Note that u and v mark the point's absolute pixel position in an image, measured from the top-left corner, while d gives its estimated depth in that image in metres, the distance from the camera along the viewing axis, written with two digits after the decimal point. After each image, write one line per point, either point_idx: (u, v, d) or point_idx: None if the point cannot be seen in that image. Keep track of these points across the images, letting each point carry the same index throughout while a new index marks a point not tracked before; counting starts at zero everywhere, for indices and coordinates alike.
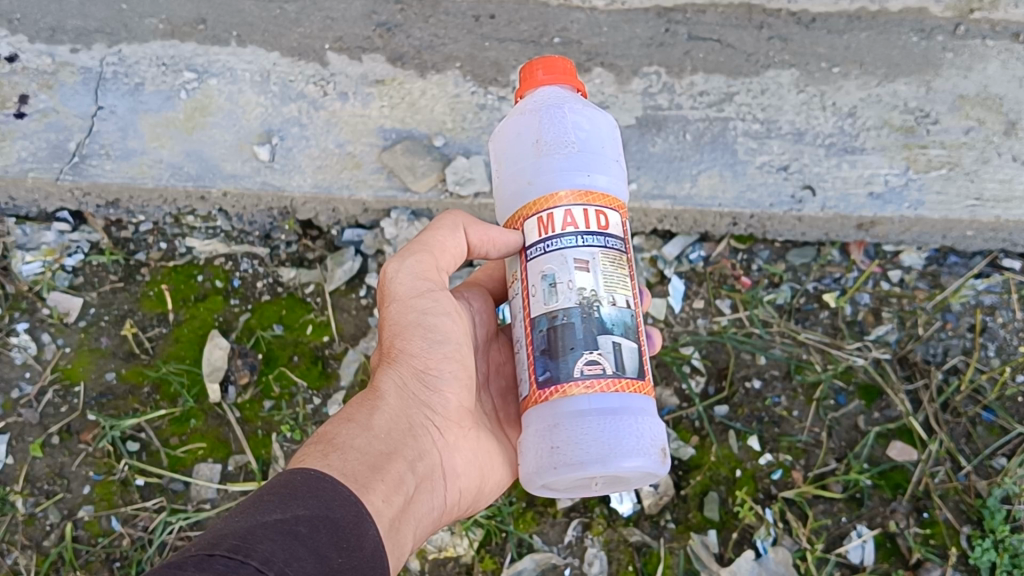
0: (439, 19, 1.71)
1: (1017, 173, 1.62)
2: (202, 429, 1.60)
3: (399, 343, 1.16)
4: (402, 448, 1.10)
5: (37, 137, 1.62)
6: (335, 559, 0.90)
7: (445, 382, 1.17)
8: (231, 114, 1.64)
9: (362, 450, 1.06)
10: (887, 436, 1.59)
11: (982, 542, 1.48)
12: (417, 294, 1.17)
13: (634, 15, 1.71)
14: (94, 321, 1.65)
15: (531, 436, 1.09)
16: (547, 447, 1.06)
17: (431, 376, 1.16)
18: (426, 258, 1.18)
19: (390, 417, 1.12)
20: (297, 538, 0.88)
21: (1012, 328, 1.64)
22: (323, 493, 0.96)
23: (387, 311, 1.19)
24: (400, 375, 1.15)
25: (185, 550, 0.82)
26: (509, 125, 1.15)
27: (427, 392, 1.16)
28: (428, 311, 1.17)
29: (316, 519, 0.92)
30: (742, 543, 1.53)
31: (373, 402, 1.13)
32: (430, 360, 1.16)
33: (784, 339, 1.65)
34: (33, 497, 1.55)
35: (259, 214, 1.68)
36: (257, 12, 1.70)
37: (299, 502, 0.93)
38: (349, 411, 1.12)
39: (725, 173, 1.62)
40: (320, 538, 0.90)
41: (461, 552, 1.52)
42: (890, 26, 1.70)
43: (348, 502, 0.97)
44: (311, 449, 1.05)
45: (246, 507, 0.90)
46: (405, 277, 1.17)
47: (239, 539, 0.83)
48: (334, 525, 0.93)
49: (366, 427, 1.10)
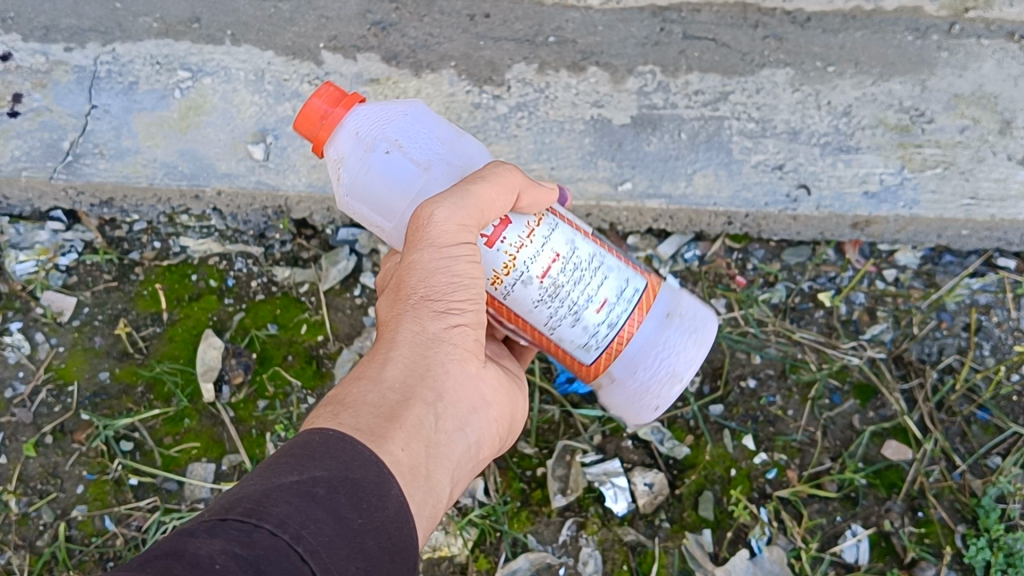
0: (434, 18, 1.70)
1: (1012, 172, 1.62)
2: (196, 429, 1.59)
3: (422, 288, 1.09)
4: (419, 390, 1.05)
5: (31, 136, 1.62)
6: (355, 520, 0.87)
7: (467, 319, 1.10)
8: (225, 113, 1.64)
9: (375, 404, 1.01)
10: (883, 436, 1.59)
11: (976, 541, 1.48)
12: (449, 243, 1.07)
13: (629, 14, 1.70)
14: (88, 320, 1.64)
15: (680, 302, 1.29)
16: (694, 300, 1.32)
17: (449, 317, 1.09)
18: (472, 208, 1.08)
19: (406, 363, 1.06)
20: (314, 500, 0.85)
21: (1006, 328, 1.64)
22: (344, 454, 0.92)
23: (413, 254, 1.09)
24: (415, 321, 1.09)
25: (201, 515, 0.83)
26: (412, 111, 1.21)
27: (447, 333, 1.09)
28: (456, 254, 1.08)
29: (334, 479, 0.88)
30: (737, 542, 1.54)
31: (383, 352, 1.07)
32: (452, 299, 1.09)
33: (779, 338, 1.64)
34: (27, 497, 1.55)
35: (254, 214, 1.68)
36: (252, 11, 1.69)
37: (317, 463, 0.89)
38: (361, 365, 1.06)
39: (720, 172, 1.62)
40: (338, 499, 0.87)
41: (456, 551, 1.52)
42: (885, 25, 1.69)
43: (369, 461, 0.93)
44: (322, 409, 1.00)
45: (262, 470, 0.88)
46: (444, 224, 1.06)
47: (253, 502, 0.83)
48: (355, 485, 0.89)
49: (379, 378, 1.04)
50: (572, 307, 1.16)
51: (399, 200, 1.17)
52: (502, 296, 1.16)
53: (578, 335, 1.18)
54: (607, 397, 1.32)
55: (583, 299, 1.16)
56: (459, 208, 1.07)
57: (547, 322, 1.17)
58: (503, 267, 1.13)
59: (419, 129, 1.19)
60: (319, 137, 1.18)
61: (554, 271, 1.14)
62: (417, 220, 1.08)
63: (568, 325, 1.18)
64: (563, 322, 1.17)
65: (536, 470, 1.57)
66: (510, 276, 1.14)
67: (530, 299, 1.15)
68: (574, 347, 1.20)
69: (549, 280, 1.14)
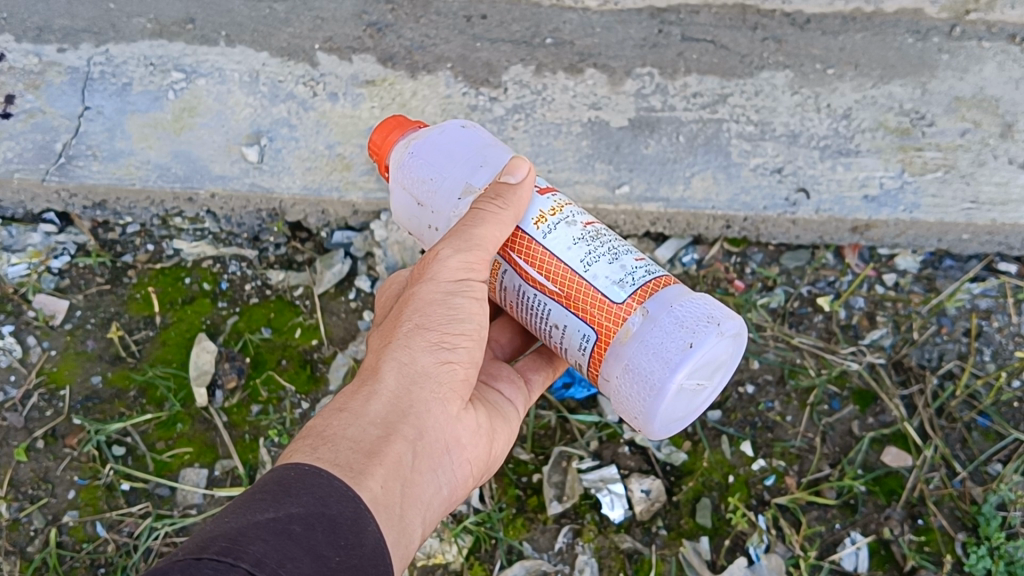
0: (430, 18, 1.69)
1: (1014, 175, 1.60)
2: (189, 433, 1.58)
3: (415, 319, 1.09)
4: (400, 427, 1.04)
5: (24, 137, 1.61)
6: (333, 558, 0.86)
7: (458, 358, 1.10)
8: (219, 114, 1.63)
9: (354, 438, 1.00)
10: (882, 442, 1.57)
11: (977, 549, 1.46)
12: (453, 282, 1.10)
13: (628, 15, 1.69)
14: (81, 324, 1.63)
15: None
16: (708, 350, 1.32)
17: (441, 352, 1.08)
18: (478, 253, 1.09)
19: (389, 399, 1.05)
20: (291, 537, 0.84)
21: (1008, 333, 1.63)
22: (319, 489, 0.92)
23: (415, 286, 1.11)
24: (408, 351, 1.08)
25: (172, 555, 0.79)
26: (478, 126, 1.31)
27: (439, 368, 1.08)
28: (458, 292, 1.10)
29: (311, 516, 0.88)
30: (735, 549, 1.51)
31: (370, 384, 1.06)
32: (450, 334, 1.09)
33: (778, 343, 1.63)
34: (18, 502, 1.53)
35: (248, 216, 1.66)
36: (247, 12, 1.68)
37: (292, 499, 0.89)
38: (344, 398, 1.05)
39: (719, 175, 1.61)
40: (315, 536, 0.86)
41: (451, 559, 1.50)
42: (886, 27, 1.68)
43: (345, 497, 0.93)
44: (300, 444, 1.00)
45: (235, 508, 0.87)
46: (450, 265, 1.09)
47: (229, 541, 0.80)
48: (332, 522, 0.89)
49: (361, 412, 1.03)
50: (611, 249, 1.12)
51: (458, 167, 1.19)
52: (541, 237, 1.13)
53: (615, 270, 1.10)
54: (631, 354, 1.09)
55: (622, 247, 1.14)
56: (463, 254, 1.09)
57: (582, 259, 1.10)
58: (548, 210, 1.14)
59: (483, 127, 1.28)
60: (388, 131, 1.25)
61: (598, 224, 1.15)
62: (425, 257, 1.11)
63: (603, 262, 1.10)
64: (598, 260, 1.11)
65: (532, 475, 1.55)
66: (556, 216, 1.14)
67: (571, 236, 1.12)
68: (608, 284, 1.09)
69: (591, 228, 1.14)
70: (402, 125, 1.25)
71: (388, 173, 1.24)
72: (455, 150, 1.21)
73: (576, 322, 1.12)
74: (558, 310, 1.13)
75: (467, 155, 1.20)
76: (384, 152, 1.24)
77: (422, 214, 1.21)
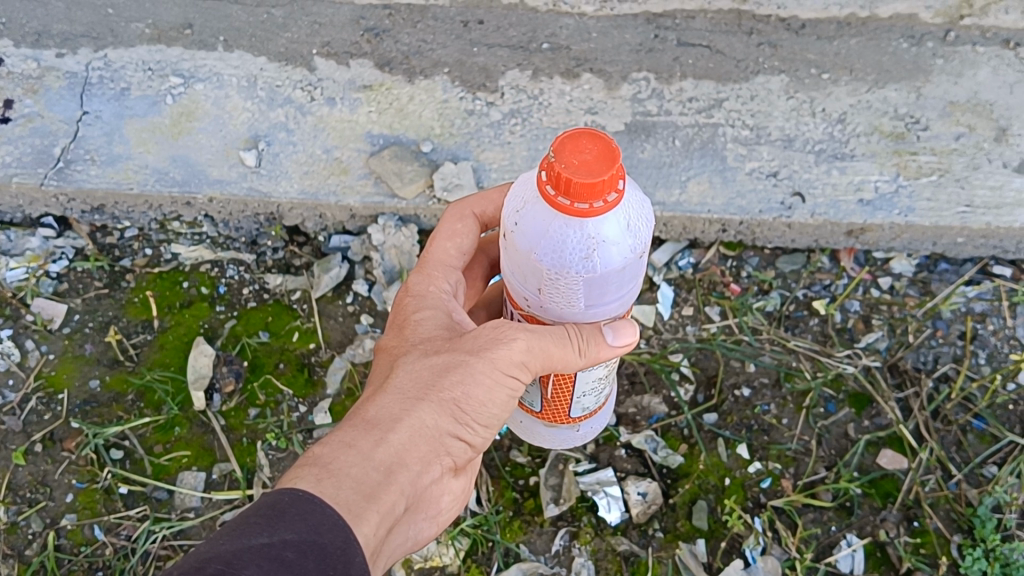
0: (427, 23, 1.72)
1: (1009, 179, 1.61)
2: (186, 437, 1.58)
3: (458, 387, 1.02)
4: (402, 479, 0.98)
5: (22, 141, 1.61)
6: None
7: (469, 436, 1.06)
8: (217, 119, 1.64)
9: (358, 479, 0.94)
10: (878, 445, 1.57)
11: (973, 551, 1.46)
12: (505, 370, 1.03)
13: (623, 20, 1.72)
14: (79, 328, 1.63)
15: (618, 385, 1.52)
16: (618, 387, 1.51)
17: (460, 426, 1.04)
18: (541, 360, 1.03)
19: (399, 451, 0.99)
20: (284, 564, 0.81)
21: (1002, 336, 1.63)
22: (313, 516, 0.87)
23: (468, 350, 1.04)
24: (431, 413, 1.02)
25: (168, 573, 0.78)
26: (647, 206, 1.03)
27: (450, 438, 1.04)
28: (503, 381, 1.04)
29: (304, 543, 0.84)
30: (731, 552, 1.50)
31: (385, 427, 1.00)
32: (474, 412, 1.04)
33: (774, 346, 1.64)
34: (15, 506, 1.52)
35: (246, 221, 1.67)
36: (245, 17, 1.72)
37: (286, 524, 0.85)
38: (356, 433, 0.99)
39: (714, 180, 1.61)
40: (306, 565, 0.82)
41: (447, 562, 1.49)
42: (881, 32, 1.71)
43: (337, 527, 0.88)
44: (303, 470, 0.94)
45: (233, 528, 0.84)
46: (513, 353, 1.02)
47: (224, 564, 0.78)
48: (323, 550, 0.85)
49: (370, 454, 0.97)
50: (607, 380, 1.22)
51: (598, 305, 1.03)
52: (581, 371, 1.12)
53: (592, 401, 1.24)
54: (540, 428, 1.37)
55: (613, 374, 1.24)
56: (530, 350, 1.03)
57: (585, 390, 1.18)
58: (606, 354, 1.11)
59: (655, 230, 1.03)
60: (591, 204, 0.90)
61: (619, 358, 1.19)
62: (495, 329, 1.04)
63: (591, 395, 1.21)
64: (590, 395, 1.21)
65: (529, 479, 1.56)
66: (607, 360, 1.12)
67: (597, 376, 1.16)
68: (577, 408, 1.23)
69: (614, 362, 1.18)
70: (607, 207, 0.92)
71: (547, 246, 0.95)
72: (612, 289, 1.01)
73: (534, 400, 1.22)
74: (534, 392, 1.19)
75: (614, 296, 1.03)
76: (565, 214, 0.92)
77: (532, 297, 1.04)
